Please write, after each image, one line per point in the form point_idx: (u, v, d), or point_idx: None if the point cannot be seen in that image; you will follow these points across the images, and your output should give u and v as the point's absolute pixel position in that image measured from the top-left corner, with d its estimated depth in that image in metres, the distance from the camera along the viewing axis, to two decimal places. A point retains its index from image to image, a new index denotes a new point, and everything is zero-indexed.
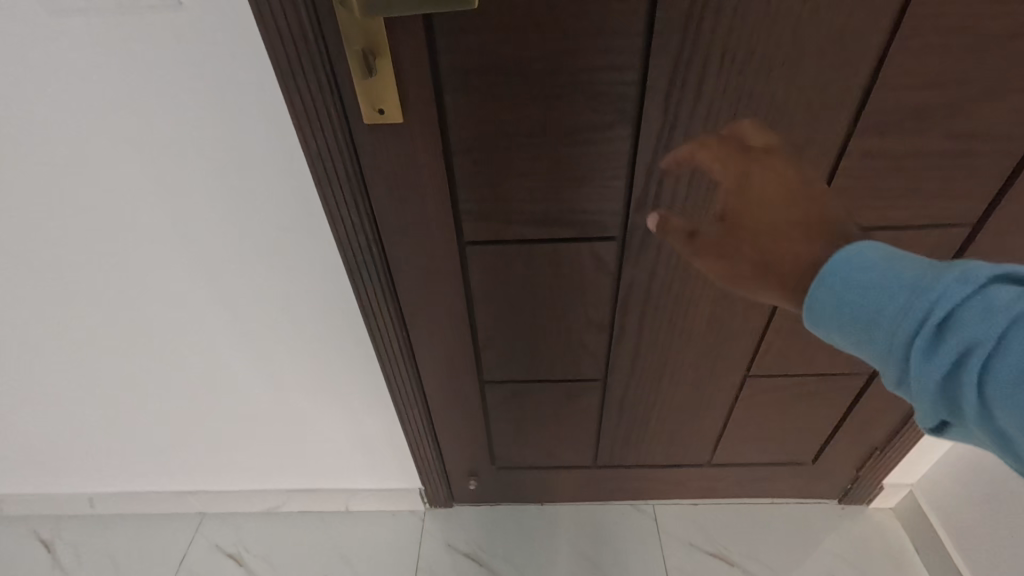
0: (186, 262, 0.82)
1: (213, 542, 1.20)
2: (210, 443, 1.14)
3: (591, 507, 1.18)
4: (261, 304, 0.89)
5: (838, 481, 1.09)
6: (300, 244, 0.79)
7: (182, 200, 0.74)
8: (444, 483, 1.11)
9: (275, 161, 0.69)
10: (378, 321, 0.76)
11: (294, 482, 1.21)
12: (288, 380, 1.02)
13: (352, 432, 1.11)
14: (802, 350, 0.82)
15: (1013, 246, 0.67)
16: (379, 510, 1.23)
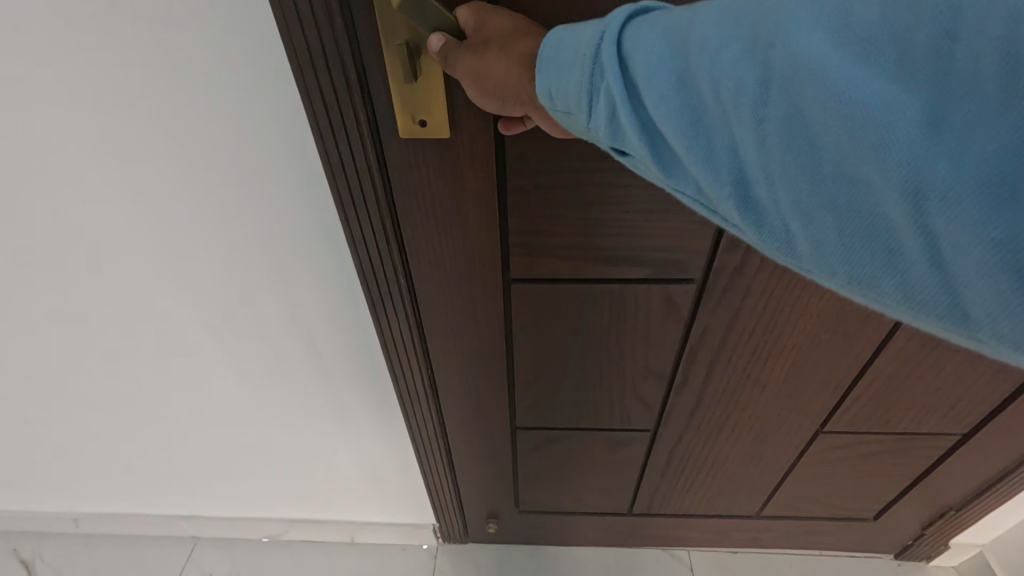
0: (184, 275, 0.72)
1: (205, 570, 1.12)
2: (207, 467, 1.04)
3: (615, 550, 1.08)
4: (268, 325, 0.78)
5: (894, 535, 0.98)
6: (315, 260, 0.68)
7: (181, 205, 0.63)
8: (460, 521, 1.00)
9: (290, 164, 0.58)
10: (398, 359, 0.64)
11: (296, 510, 1.12)
12: (295, 409, 0.92)
13: (363, 463, 1.02)
14: (889, 408, 0.71)
15: None
16: (387, 543, 1.15)
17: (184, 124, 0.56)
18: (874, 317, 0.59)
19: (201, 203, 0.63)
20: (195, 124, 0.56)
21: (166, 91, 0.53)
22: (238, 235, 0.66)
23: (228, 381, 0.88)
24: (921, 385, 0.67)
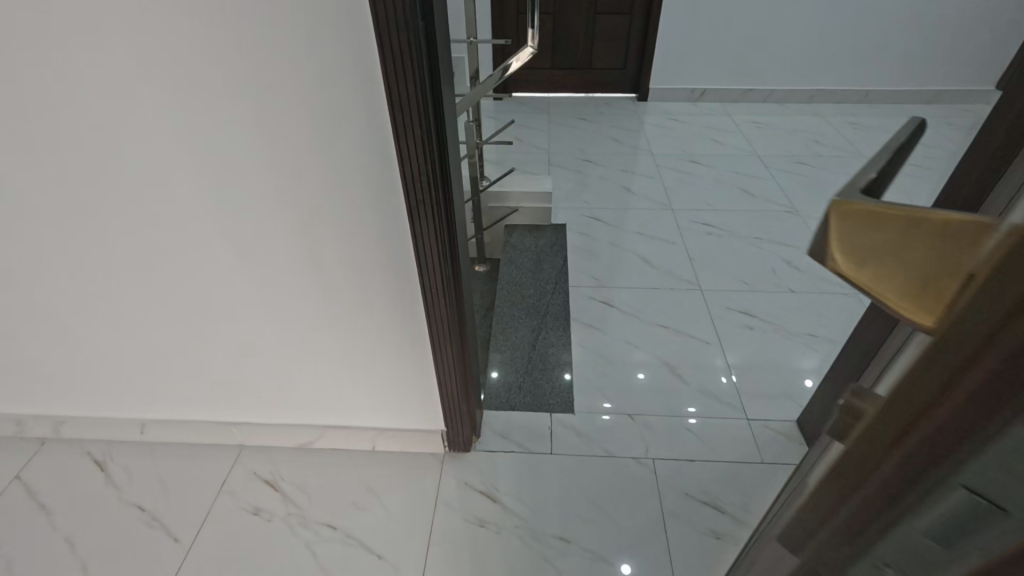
0: (263, 189, 0.92)
1: (251, 470, 1.38)
2: (253, 378, 1.28)
3: (591, 458, 1.38)
4: (321, 235, 0.98)
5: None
6: (366, 176, 0.88)
7: (269, 127, 0.84)
8: (466, 425, 1.33)
9: (334, 92, 0.78)
10: (419, 226, 0.92)
11: (327, 419, 1.35)
12: (331, 320, 1.14)
13: (386, 375, 1.24)
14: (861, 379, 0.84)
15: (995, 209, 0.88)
16: (402, 451, 1.40)
17: (280, 67, 0.77)
18: None
19: (275, 127, 0.83)
20: (288, 64, 0.76)
21: (224, 67, 0.78)
22: (294, 150, 0.86)
23: (282, 295, 1.10)
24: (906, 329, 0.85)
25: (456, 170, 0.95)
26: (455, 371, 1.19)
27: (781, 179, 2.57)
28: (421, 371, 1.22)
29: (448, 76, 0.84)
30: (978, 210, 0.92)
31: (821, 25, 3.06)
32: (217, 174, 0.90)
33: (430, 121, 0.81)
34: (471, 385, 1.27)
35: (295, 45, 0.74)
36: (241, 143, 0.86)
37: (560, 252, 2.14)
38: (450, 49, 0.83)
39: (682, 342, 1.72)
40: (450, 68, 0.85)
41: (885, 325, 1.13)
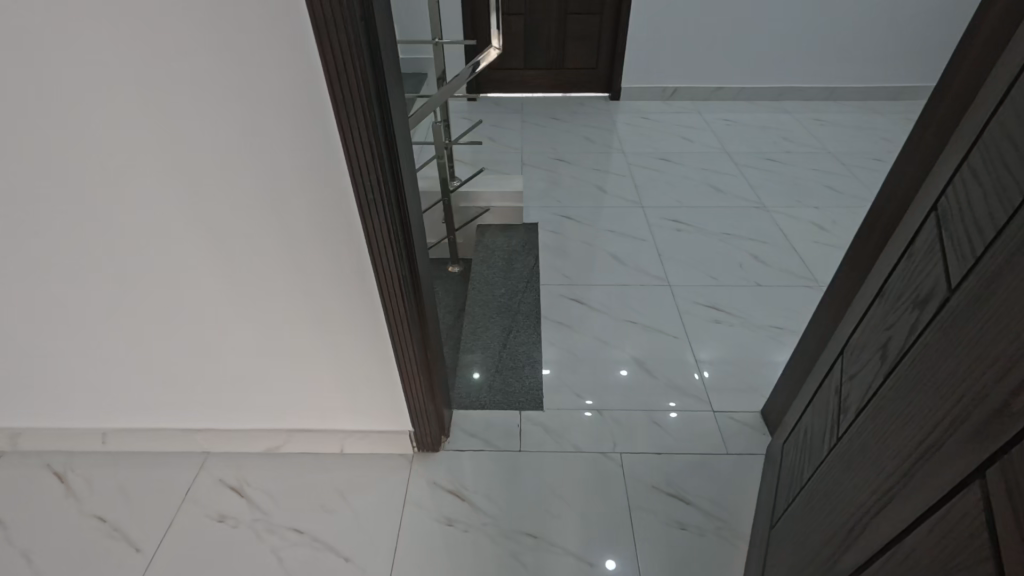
0: (214, 191, 0.91)
1: (216, 477, 1.36)
2: (216, 383, 1.26)
3: (561, 453, 1.40)
4: (276, 238, 0.97)
5: (777, 445, 1.26)
6: (318, 179, 0.88)
7: (217, 130, 0.83)
8: (434, 424, 1.33)
9: (277, 95, 0.78)
10: (373, 227, 0.93)
11: (293, 423, 1.34)
12: (292, 323, 1.13)
13: (351, 376, 1.23)
14: (851, 376, 0.87)
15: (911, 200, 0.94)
16: (372, 453, 1.39)
17: (224, 68, 0.76)
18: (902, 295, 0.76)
19: (221, 131, 0.83)
20: (231, 64, 0.76)
21: (165, 72, 0.77)
22: (243, 153, 0.85)
23: (243, 298, 1.09)
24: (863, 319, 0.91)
25: (408, 169, 0.95)
26: (419, 372, 1.20)
27: (749, 175, 2.61)
28: (384, 373, 1.22)
29: (395, 73, 0.84)
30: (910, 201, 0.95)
31: (785, 24, 3.12)
32: (168, 177, 0.89)
33: (375, 119, 0.81)
34: (437, 385, 1.28)
35: (234, 48, 0.74)
36: (190, 148, 0.85)
37: (532, 252, 2.15)
38: (395, 47, 0.83)
39: (650, 338, 1.74)
40: (397, 66, 0.85)
41: (834, 314, 1.17)
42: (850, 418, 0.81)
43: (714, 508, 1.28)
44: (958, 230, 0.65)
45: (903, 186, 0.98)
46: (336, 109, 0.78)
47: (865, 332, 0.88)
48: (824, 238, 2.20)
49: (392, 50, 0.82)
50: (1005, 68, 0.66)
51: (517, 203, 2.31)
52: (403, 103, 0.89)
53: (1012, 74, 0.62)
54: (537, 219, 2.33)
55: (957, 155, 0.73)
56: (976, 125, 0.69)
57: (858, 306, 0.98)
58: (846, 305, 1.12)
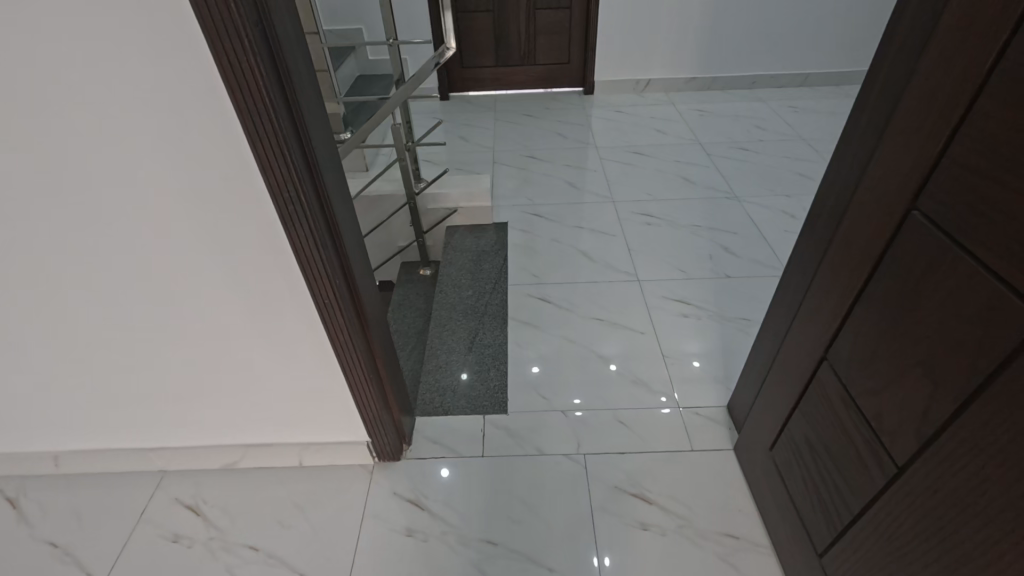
0: (133, 206, 0.88)
1: (172, 495, 1.33)
2: (166, 400, 1.24)
3: (522, 457, 1.37)
4: (211, 252, 0.94)
5: (758, 446, 1.23)
6: (245, 188, 0.84)
7: (133, 141, 0.79)
8: (391, 431, 1.30)
9: (188, 104, 0.75)
10: (301, 234, 0.89)
11: (247, 438, 1.32)
12: (236, 336, 1.10)
13: (302, 388, 1.20)
14: (873, 396, 0.81)
15: (829, 200, 0.94)
16: (331, 464, 1.37)
17: (123, 80, 0.73)
18: (918, 306, 0.71)
19: (132, 144, 0.80)
20: (132, 74, 0.72)
21: (61, 86, 0.73)
22: (157, 167, 0.82)
23: (178, 314, 1.06)
24: (848, 333, 0.87)
25: (335, 178, 0.93)
26: (368, 382, 1.17)
27: (721, 165, 2.59)
28: (334, 385, 1.19)
29: (308, 76, 0.82)
30: (835, 185, 0.92)
31: (755, 11, 3.10)
32: (83, 193, 0.86)
33: (286, 123, 0.78)
34: (390, 393, 1.26)
35: (133, 58, 0.71)
36: (100, 164, 0.82)
37: (501, 252, 2.11)
38: (306, 49, 0.81)
39: (617, 335, 1.72)
40: (310, 69, 0.82)
41: (782, 306, 1.14)
42: (914, 451, 0.73)
43: (677, 507, 1.26)
44: (1004, 239, 0.59)
45: (830, 169, 0.95)
46: (241, 114, 0.75)
47: (864, 343, 0.83)
48: (795, 227, 2.18)
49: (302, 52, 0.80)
50: (968, 50, 0.62)
51: (485, 201, 2.23)
52: (321, 107, 0.87)
53: (1000, 52, 0.58)
54: (506, 217, 2.30)
55: (927, 143, 0.69)
56: (953, 112, 0.65)
57: (822, 303, 0.94)
58: (789, 297, 1.11)
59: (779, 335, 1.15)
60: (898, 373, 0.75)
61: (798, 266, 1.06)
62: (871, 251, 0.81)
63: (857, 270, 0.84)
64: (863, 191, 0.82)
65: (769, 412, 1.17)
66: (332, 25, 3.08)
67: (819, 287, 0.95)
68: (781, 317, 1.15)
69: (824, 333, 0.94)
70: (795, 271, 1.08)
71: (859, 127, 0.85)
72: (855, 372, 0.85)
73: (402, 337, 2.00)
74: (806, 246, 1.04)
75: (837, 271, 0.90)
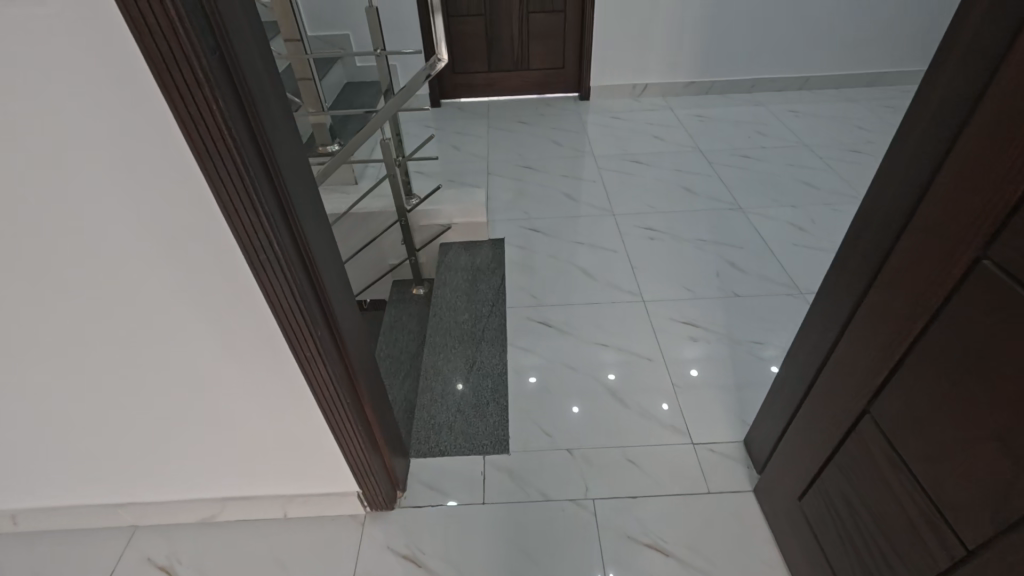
0: (79, 257, 0.76)
1: (144, 554, 1.22)
2: (132, 455, 1.12)
3: (526, 503, 1.27)
4: (178, 304, 0.83)
5: (784, 493, 1.13)
6: (212, 236, 0.73)
7: (75, 187, 0.68)
8: (385, 479, 1.20)
9: (138, 144, 0.64)
10: (278, 285, 0.78)
11: (226, 491, 1.20)
12: (209, 389, 0.99)
13: (283, 439, 1.09)
14: (935, 464, 0.71)
15: (862, 235, 0.85)
16: (319, 515, 1.26)
17: (58, 119, 0.61)
18: (991, 371, 0.62)
19: (75, 190, 0.68)
20: (69, 112, 0.61)
21: None
22: (106, 215, 0.71)
23: (142, 369, 0.94)
24: (897, 388, 0.78)
25: (315, 220, 0.81)
26: (355, 433, 1.06)
27: (724, 174, 2.50)
28: (318, 435, 1.08)
29: (281, 109, 0.70)
30: (870, 219, 0.83)
31: (754, 13, 3.01)
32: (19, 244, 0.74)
33: (255, 166, 0.67)
34: (381, 440, 1.15)
35: (68, 94, 0.59)
36: (37, 212, 0.70)
37: (498, 269, 2.01)
38: (278, 77, 0.69)
39: (622, 362, 1.62)
40: (283, 99, 0.70)
41: (807, 342, 1.05)
42: (992, 535, 0.64)
43: (695, 558, 1.17)
44: None
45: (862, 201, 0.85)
46: (202, 158, 0.64)
47: (919, 402, 0.74)
48: (804, 240, 2.09)
49: (273, 81, 0.68)
50: None
51: (479, 217, 2.12)
52: (298, 142, 0.75)
53: None
54: (503, 233, 2.20)
55: (999, 186, 0.60)
56: None
57: (861, 349, 0.85)
58: (816, 335, 1.01)
59: (805, 375, 1.06)
60: (967, 444, 0.66)
61: (826, 302, 0.97)
62: (924, 301, 0.72)
63: (906, 320, 0.75)
64: (912, 231, 0.73)
65: (795, 457, 1.08)
66: (317, 31, 2.95)
67: (857, 332, 0.86)
68: (807, 355, 1.05)
69: (868, 384, 0.84)
70: (822, 308, 0.98)
71: (902, 155, 0.75)
72: (907, 433, 0.76)
73: (394, 363, 1.89)
74: (833, 282, 0.94)
75: (879, 317, 0.80)
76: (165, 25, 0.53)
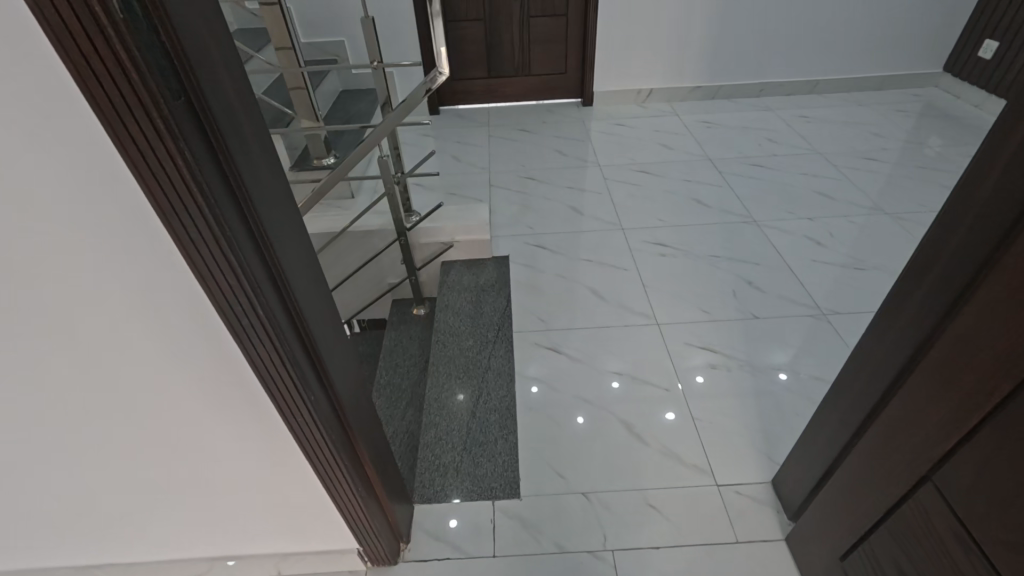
0: (29, 326, 0.65)
1: None
2: (111, 519, 1.02)
3: (539, 555, 1.18)
4: (156, 374, 0.73)
5: (824, 549, 1.04)
6: (185, 299, 0.63)
7: (21, 251, 0.58)
8: (388, 534, 1.11)
9: (91, 204, 0.54)
10: (264, 349, 0.68)
11: (215, 549, 1.11)
12: (197, 455, 0.89)
13: (274, 500, 1.00)
14: (1019, 554, 0.62)
15: (924, 282, 0.75)
16: (317, 571, 1.17)
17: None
18: None
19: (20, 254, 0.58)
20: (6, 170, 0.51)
21: None
22: (59, 279, 0.60)
23: (115, 436, 0.84)
24: (971, 460, 0.68)
25: (308, 274, 0.71)
26: (354, 493, 0.97)
27: (735, 185, 2.41)
28: (314, 494, 0.98)
29: (267, 157, 0.60)
30: (935, 264, 0.74)
31: (763, 15, 2.92)
32: None
33: (234, 223, 0.57)
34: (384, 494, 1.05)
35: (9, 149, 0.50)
36: None
37: (503, 290, 1.91)
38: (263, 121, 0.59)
39: (638, 392, 1.52)
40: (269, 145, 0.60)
41: (853, 388, 0.95)
42: None
43: None
44: None
45: (926, 243, 0.76)
46: (168, 217, 0.53)
47: (998, 483, 0.64)
48: (822, 255, 2.00)
49: (257, 126, 0.58)
50: None
51: (483, 234, 2.02)
52: (287, 192, 0.65)
53: None
54: (507, 250, 2.10)
55: None
56: None
57: (924, 410, 0.76)
58: (865, 382, 0.92)
59: (851, 423, 0.96)
60: None
61: (878, 349, 0.87)
62: (1010, 370, 0.62)
63: (984, 388, 0.66)
64: (993, 288, 0.64)
65: (839, 512, 0.99)
66: (312, 38, 2.85)
67: (919, 389, 0.77)
68: (853, 402, 0.96)
69: (934, 448, 0.75)
70: (872, 354, 0.89)
71: (978, 199, 0.65)
72: (985, 513, 0.67)
73: (396, 391, 1.79)
74: (886, 328, 0.85)
75: (947, 376, 0.71)
76: (116, 70, 0.43)
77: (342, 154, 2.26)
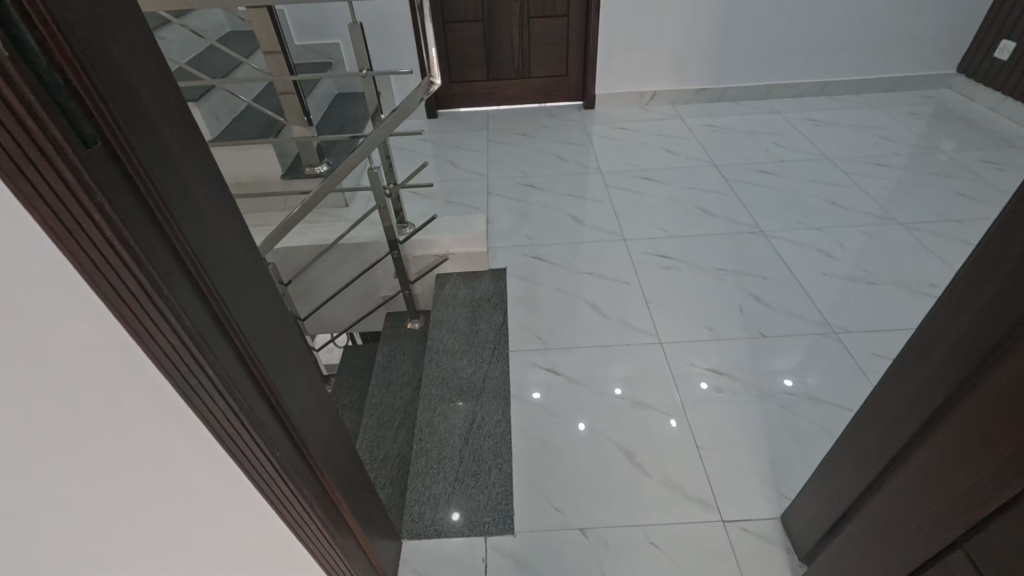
0: None
1: None
2: None
3: None
4: (90, 465, 0.62)
5: None
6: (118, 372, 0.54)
7: None
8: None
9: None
10: (219, 413, 0.60)
11: None
12: (148, 551, 0.77)
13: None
14: None
15: (959, 328, 0.68)
16: None
17: None
18: None
19: None
20: None
21: None
22: None
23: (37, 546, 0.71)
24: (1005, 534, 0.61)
25: (273, 327, 0.64)
26: (333, 546, 0.89)
27: (741, 192, 2.33)
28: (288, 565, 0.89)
29: (216, 204, 0.53)
30: (972, 309, 0.66)
31: (771, 16, 2.83)
32: None
33: (179, 285, 0.49)
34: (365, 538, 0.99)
35: None
36: None
37: (500, 305, 1.83)
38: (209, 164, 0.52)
39: (640, 418, 1.45)
40: (218, 190, 0.53)
41: (875, 432, 0.88)
42: None
43: None
44: None
45: (963, 284, 0.68)
46: (95, 284, 0.46)
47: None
48: (832, 268, 1.92)
49: (202, 170, 0.51)
50: None
51: (479, 246, 1.95)
52: (242, 239, 0.58)
53: None
54: (505, 262, 2.03)
55: None
56: None
57: (955, 470, 0.69)
58: (889, 426, 0.84)
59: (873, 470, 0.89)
60: None
61: (905, 394, 0.80)
62: None
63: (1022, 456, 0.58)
64: None
65: (856, 562, 0.92)
66: (306, 40, 2.78)
67: (950, 445, 0.69)
68: (874, 446, 0.88)
69: (966, 513, 0.67)
70: (898, 398, 0.81)
71: None
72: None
73: (388, 411, 1.73)
74: (914, 372, 0.77)
75: (983, 437, 0.64)
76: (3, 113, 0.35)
77: (335, 162, 2.19)
